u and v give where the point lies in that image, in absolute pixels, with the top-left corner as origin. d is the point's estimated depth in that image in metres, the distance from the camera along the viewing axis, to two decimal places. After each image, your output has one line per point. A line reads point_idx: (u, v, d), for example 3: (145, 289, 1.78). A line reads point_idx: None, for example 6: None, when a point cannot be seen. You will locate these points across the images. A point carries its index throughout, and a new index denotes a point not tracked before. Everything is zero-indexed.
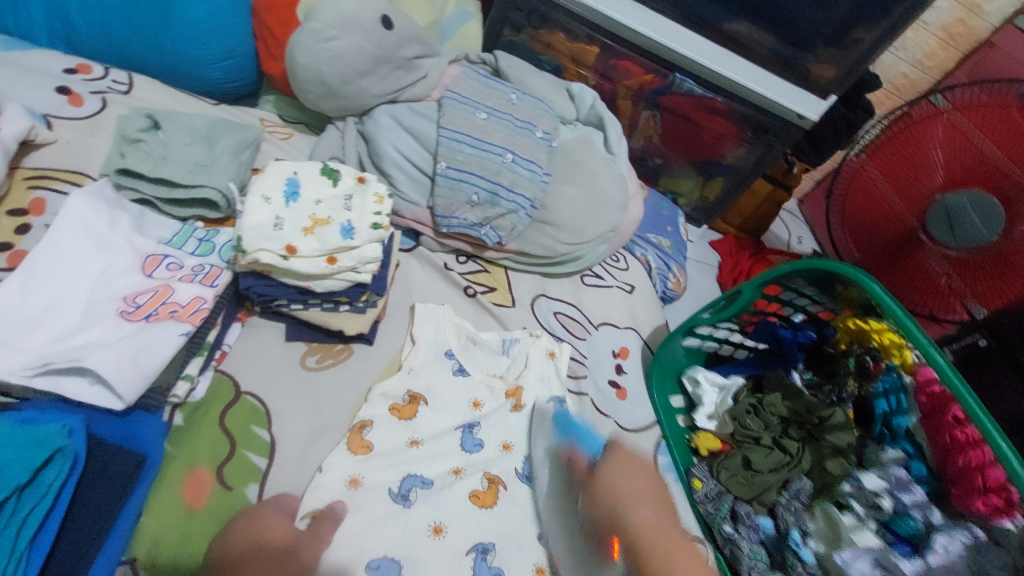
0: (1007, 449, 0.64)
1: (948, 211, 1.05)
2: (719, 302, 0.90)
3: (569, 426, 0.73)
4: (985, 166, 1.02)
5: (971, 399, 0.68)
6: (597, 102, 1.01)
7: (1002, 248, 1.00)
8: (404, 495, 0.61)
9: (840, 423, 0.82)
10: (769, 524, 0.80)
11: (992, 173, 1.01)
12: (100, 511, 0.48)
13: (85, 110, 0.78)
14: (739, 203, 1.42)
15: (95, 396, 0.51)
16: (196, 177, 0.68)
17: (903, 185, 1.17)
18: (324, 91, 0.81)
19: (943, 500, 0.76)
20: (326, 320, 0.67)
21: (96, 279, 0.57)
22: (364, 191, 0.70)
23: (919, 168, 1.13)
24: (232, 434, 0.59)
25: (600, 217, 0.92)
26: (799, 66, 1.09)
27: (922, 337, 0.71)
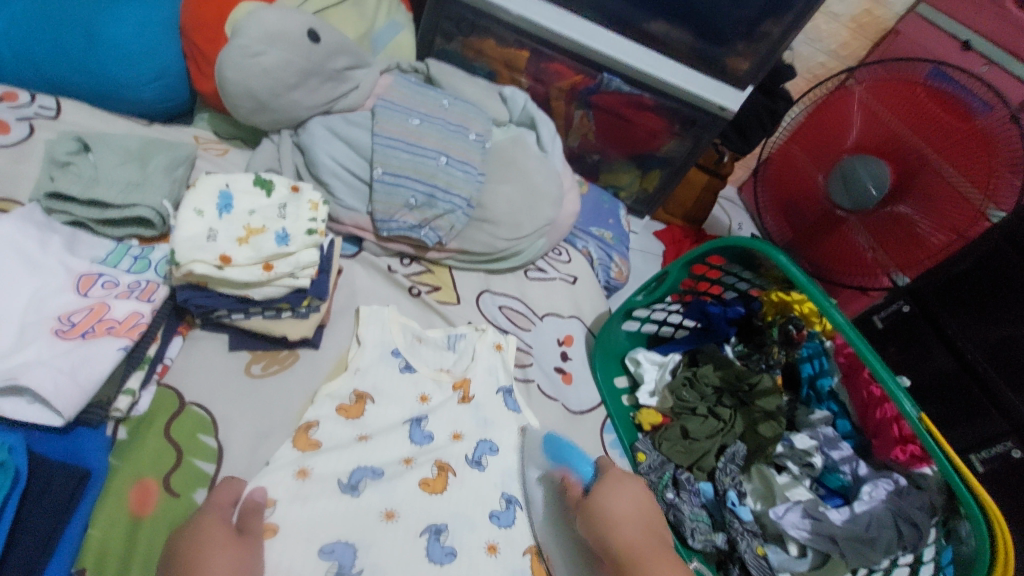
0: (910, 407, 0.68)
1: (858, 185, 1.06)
2: (651, 284, 0.92)
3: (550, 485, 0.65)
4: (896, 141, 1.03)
5: (876, 362, 0.71)
6: (528, 103, 1.05)
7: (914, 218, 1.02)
8: (353, 485, 0.63)
9: (767, 389, 0.88)
10: (709, 488, 0.85)
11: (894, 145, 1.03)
12: (45, 523, 0.49)
13: (12, 138, 0.78)
14: (677, 193, 1.50)
15: (35, 415, 0.52)
16: (129, 196, 0.69)
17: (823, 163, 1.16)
18: (256, 105, 0.83)
19: (867, 452, 0.85)
20: (268, 327, 0.69)
21: (29, 301, 0.58)
22: (298, 199, 0.72)
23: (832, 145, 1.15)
24: (179, 444, 0.60)
25: (536, 212, 0.96)
26: (716, 61, 1.16)
27: (826, 301, 0.76)
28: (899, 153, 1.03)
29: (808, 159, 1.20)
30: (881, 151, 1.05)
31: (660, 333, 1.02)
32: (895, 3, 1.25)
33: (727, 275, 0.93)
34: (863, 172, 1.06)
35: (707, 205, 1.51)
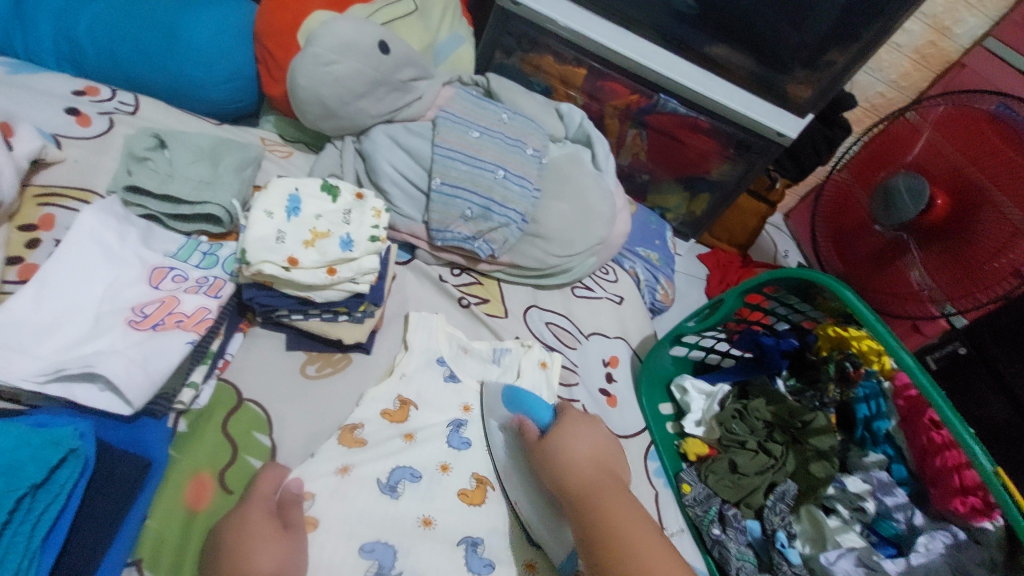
0: (981, 453, 0.64)
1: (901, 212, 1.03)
2: (703, 311, 0.91)
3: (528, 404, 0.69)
4: (957, 176, 1.00)
5: (943, 404, 0.67)
6: (584, 121, 1.05)
7: (972, 252, 0.98)
8: (392, 487, 0.62)
9: (822, 427, 0.85)
10: (757, 526, 0.82)
11: (952, 177, 1.00)
12: (110, 511, 0.49)
13: (93, 130, 0.81)
14: (724, 218, 1.47)
15: (105, 402, 0.53)
16: (201, 194, 0.72)
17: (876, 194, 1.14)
18: (324, 112, 0.85)
19: (924, 500, 0.81)
20: (325, 329, 0.70)
21: (105, 289, 0.59)
22: (362, 206, 0.73)
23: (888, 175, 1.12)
24: (234, 439, 0.61)
25: (588, 230, 0.96)
26: (777, 87, 1.14)
27: (889, 337, 0.73)
28: (958, 186, 0.99)
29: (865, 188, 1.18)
30: (935, 181, 1.02)
31: (707, 360, 1.00)
32: (960, 35, 1.22)
33: (778, 304, 0.92)
34: (903, 192, 1.03)
35: (754, 232, 1.48)
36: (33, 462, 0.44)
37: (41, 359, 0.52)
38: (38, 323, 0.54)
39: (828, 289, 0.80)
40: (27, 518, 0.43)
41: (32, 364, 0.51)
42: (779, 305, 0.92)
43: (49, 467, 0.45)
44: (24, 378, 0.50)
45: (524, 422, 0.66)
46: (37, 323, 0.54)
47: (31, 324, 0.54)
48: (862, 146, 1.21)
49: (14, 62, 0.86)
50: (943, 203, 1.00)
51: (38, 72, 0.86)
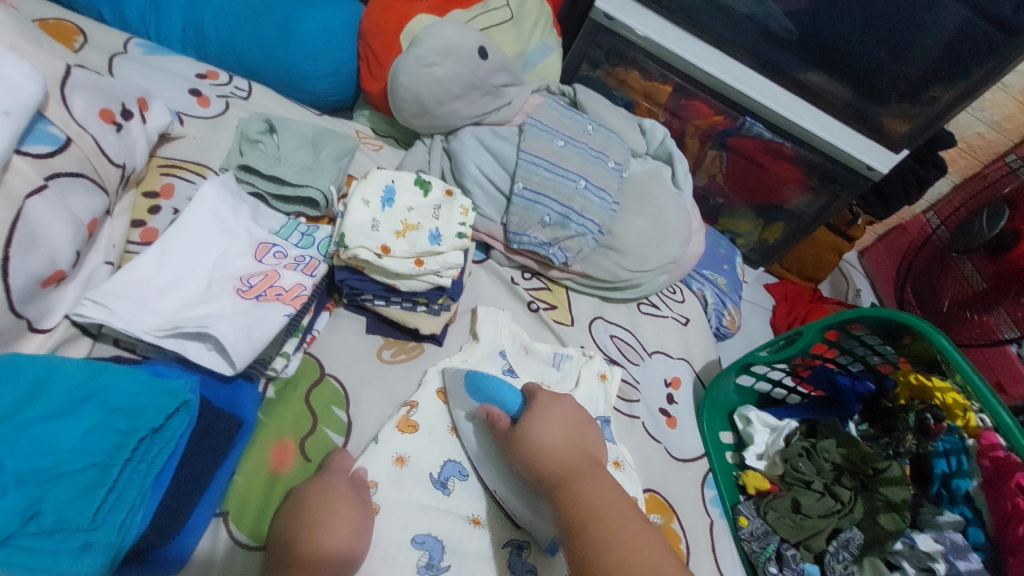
0: None
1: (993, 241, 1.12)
2: (778, 342, 0.90)
3: (486, 388, 0.65)
4: None
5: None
6: (667, 138, 1.05)
7: None
8: (443, 482, 0.64)
9: (895, 477, 0.80)
10: (816, 571, 0.79)
11: None
12: (208, 463, 0.53)
13: (211, 111, 0.87)
14: (798, 249, 1.43)
15: (210, 360, 0.57)
16: (304, 177, 0.76)
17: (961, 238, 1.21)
18: (419, 110, 0.89)
19: (999, 568, 0.74)
20: (404, 317, 0.72)
21: (218, 258, 0.64)
22: (451, 203, 0.76)
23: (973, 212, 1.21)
24: (315, 411, 0.64)
25: (663, 247, 0.96)
26: (872, 118, 1.10)
27: (988, 392, 0.73)
28: None
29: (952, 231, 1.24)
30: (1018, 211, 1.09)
31: (773, 394, 0.98)
32: None
33: (856, 344, 0.90)
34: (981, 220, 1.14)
35: (829, 267, 1.43)
36: (153, 408, 0.48)
37: (160, 315, 0.57)
38: (161, 282, 0.60)
39: (923, 334, 0.78)
40: (143, 458, 0.48)
41: (153, 320, 0.56)
42: (857, 345, 0.90)
43: (165, 415, 0.49)
44: (146, 331, 0.55)
45: (491, 412, 0.62)
46: (160, 282, 0.60)
47: (155, 282, 0.59)
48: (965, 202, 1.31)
49: (148, 44, 0.94)
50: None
51: (167, 54, 0.94)
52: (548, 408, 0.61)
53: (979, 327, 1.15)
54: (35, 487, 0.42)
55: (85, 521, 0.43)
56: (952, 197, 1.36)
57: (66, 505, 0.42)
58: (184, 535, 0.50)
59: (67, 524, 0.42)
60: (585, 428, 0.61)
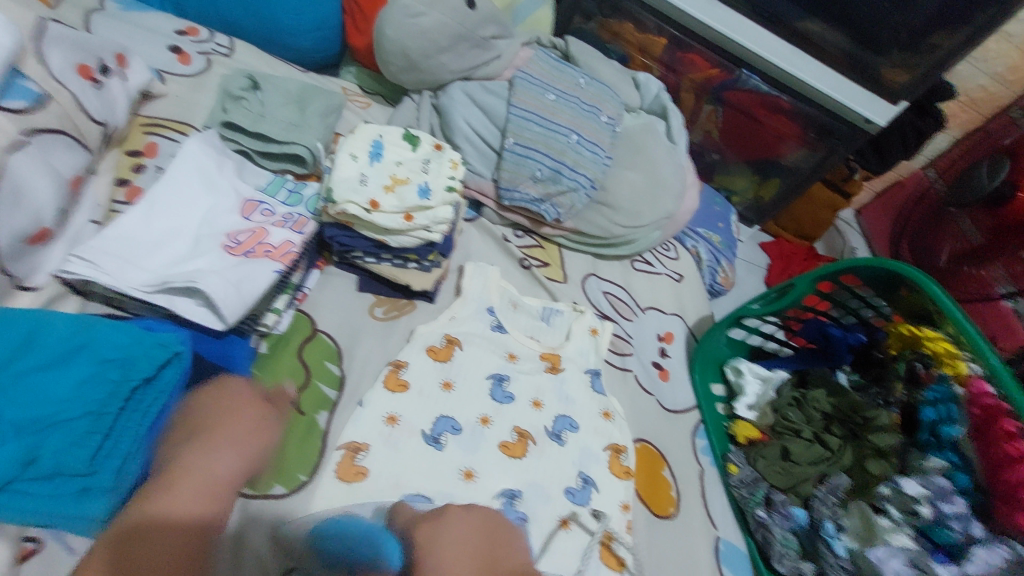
0: None
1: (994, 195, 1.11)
2: (770, 294, 0.90)
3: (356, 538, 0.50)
4: None
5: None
6: (662, 92, 1.03)
7: None
8: (436, 438, 0.66)
9: (884, 425, 0.81)
10: (803, 515, 0.80)
11: None
12: None
13: (192, 69, 0.85)
14: (793, 206, 1.42)
15: (200, 315, 0.57)
16: (289, 134, 0.75)
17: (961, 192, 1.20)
18: (406, 64, 0.87)
19: (988, 515, 0.74)
20: (395, 274, 0.72)
21: (204, 214, 0.64)
22: (440, 157, 0.75)
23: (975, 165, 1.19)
24: (308, 365, 0.65)
25: (656, 202, 0.95)
26: (871, 69, 1.07)
27: (982, 341, 0.73)
28: None
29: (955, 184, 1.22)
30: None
31: (765, 347, 0.99)
32: None
33: (849, 296, 0.91)
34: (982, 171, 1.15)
35: (824, 225, 1.42)
36: (145, 359, 0.49)
37: (148, 272, 0.57)
38: (147, 238, 0.59)
39: (916, 283, 0.78)
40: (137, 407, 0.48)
41: (141, 276, 0.56)
42: (850, 298, 0.91)
43: (157, 365, 0.49)
44: (134, 287, 0.55)
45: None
46: (147, 238, 0.59)
47: (142, 239, 0.59)
48: (960, 159, 1.30)
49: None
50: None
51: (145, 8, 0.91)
52: (445, 526, 0.46)
53: (976, 282, 1.16)
54: (30, 437, 0.43)
55: (83, 466, 0.44)
56: (948, 155, 1.34)
57: (63, 452, 0.44)
58: None
59: (65, 468, 0.43)
60: (499, 540, 0.47)
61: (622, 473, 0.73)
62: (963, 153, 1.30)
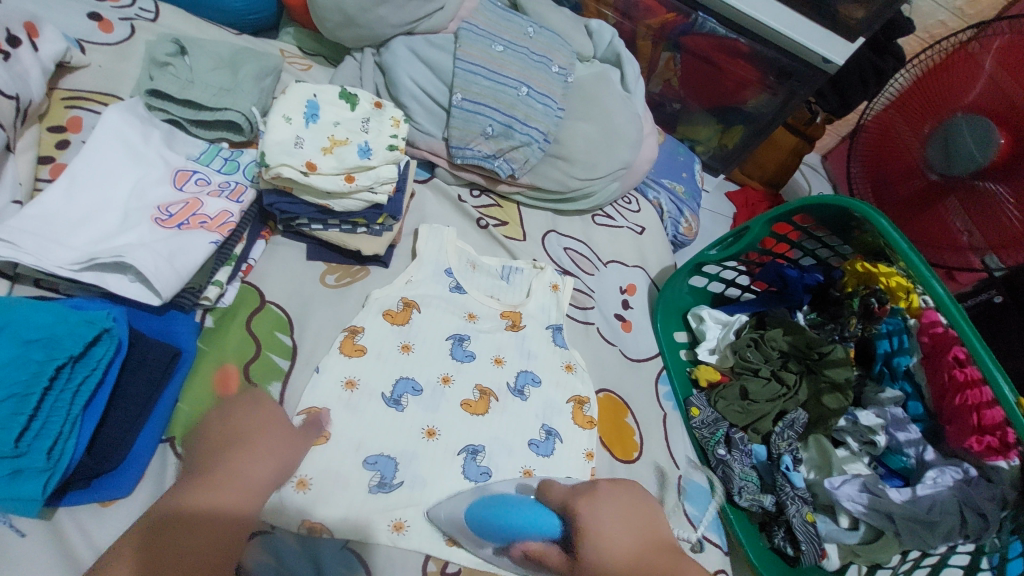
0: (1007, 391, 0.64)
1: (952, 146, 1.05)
2: (727, 239, 0.91)
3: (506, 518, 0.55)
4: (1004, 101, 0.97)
5: (980, 346, 0.68)
6: (615, 39, 1.00)
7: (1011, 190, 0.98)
8: (397, 400, 0.66)
9: (839, 358, 0.84)
10: (763, 451, 0.84)
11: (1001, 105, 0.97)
12: (143, 390, 0.52)
13: (114, 36, 0.79)
14: (758, 153, 1.42)
15: (135, 292, 0.55)
16: (221, 100, 0.71)
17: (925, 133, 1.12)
18: (342, 20, 0.83)
19: (937, 437, 0.80)
20: (344, 240, 0.71)
21: (132, 187, 0.61)
22: (381, 115, 0.72)
23: (937, 117, 1.10)
24: (258, 337, 0.64)
25: (613, 153, 0.93)
26: (827, 6, 1.04)
27: (927, 272, 0.73)
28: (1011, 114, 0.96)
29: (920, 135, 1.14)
30: (999, 119, 0.97)
31: (726, 293, 1.00)
32: None
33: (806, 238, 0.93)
34: (966, 134, 1.02)
35: (788, 171, 1.42)
36: (71, 337, 0.47)
37: (73, 249, 0.54)
38: (72, 216, 0.57)
39: (863, 217, 0.79)
40: (67, 385, 0.47)
41: (67, 254, 0.54)
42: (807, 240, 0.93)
43: (85, 342, 0.47)
44: (60, 266, 0.53)
45: (529, 551, 0.51)
46: (72, 216, 0.57)
47: (67, 217, 0.57)
48: (935, 85, 1.11)
49: None
50: (1004, 144, 0.96)
51: None
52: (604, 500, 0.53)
53: (938, 225, 1.13)
54: None
55: (10, 449, 0.42)
56: (920, 76, 1.15)
57: None
58: (129, 462, 0.51)
59: None
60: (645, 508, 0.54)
61: (586, 423, 0.74)
62: (943, 76, 1.10)
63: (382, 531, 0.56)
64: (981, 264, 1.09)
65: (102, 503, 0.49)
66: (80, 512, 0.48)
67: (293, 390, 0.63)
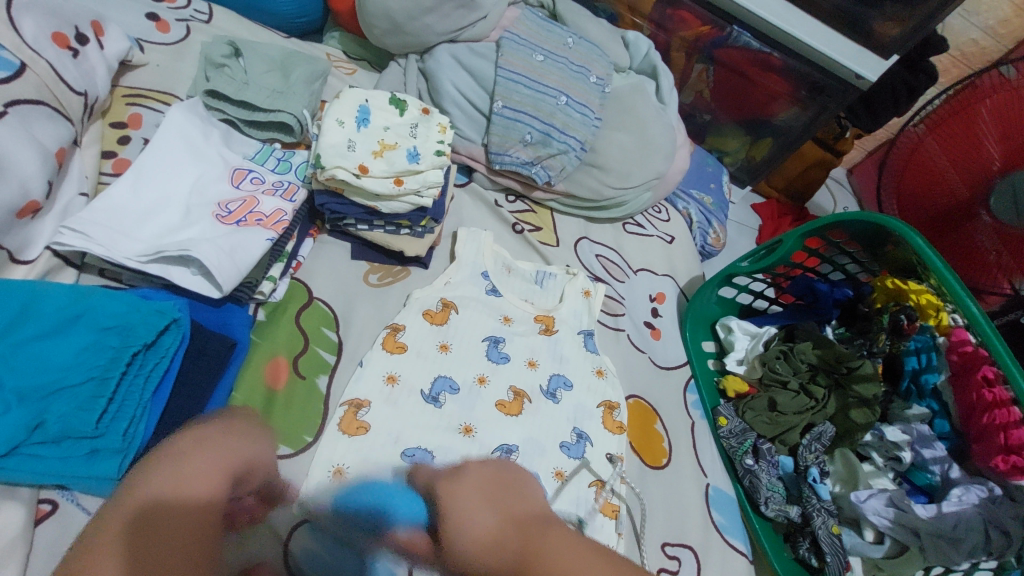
0: None
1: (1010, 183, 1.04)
2: (759, 252, 0.92)
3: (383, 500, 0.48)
4: None
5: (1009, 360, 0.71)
6: (651, 51, 1.01)
7: None
8: (435, 397, 0.68)
9: (868, 374, 0.84)
10: (789, 462, 0.84)
11: None
12: (205, 380, 0.54)
13: (171, 36, 0.82)
14: (784, 166, 1.42)
15: (197, 284, 0.58)
16: (275, 102, 0.74)
17: (958, 157, 1.14)
18: (391, 27, 0.85)
19: (963, 456, 0.81)
20: (388, 241, 0.73)
21: (193, 184, 0.64)
22: (428, 121, 0.74)
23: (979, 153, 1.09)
24: (306, 332, 0.66)
25: (646, 163, 0.94)
26: (861, 23, 1.05)
27: (961, 290, 0.75)
28: None
29: (961, 168, 1.13)
30: None
31: (753, 305, 1.02)
32: None
33: (836, 253, 0.93)
34: None
35: (815, 185, 1.43)
36: (143, 325, 0.50)
37: (140, 243, 0.57)
38: (138, 210, 0.60)
39: (898, 235, 0.79)
40: (140, 371, 0.50)
41: (134, 246, 0.56)
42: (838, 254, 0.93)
43: (156, 331, 0.50)
44: (128, 257, 0.56)
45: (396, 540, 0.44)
46: (138, 210, 0.60)
47: (134, 210, 0.59)
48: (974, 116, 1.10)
49: None
50: None
51: None
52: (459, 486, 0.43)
53: (967, 245, 1.14)
54: (37, 402, 0.44)
55: (91, 429, 0.45)
56: (959, 100, 1.12)
57: (69, 415, 0.45)
58: None
59: (75, 431, 0.45)
60: (519, 487, 0.45)
61: (615, 428, 0.75)
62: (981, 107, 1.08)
63: None
64: (1011, 288, 1.08)
65: None
66: None
67: (338, 383, 0.65)
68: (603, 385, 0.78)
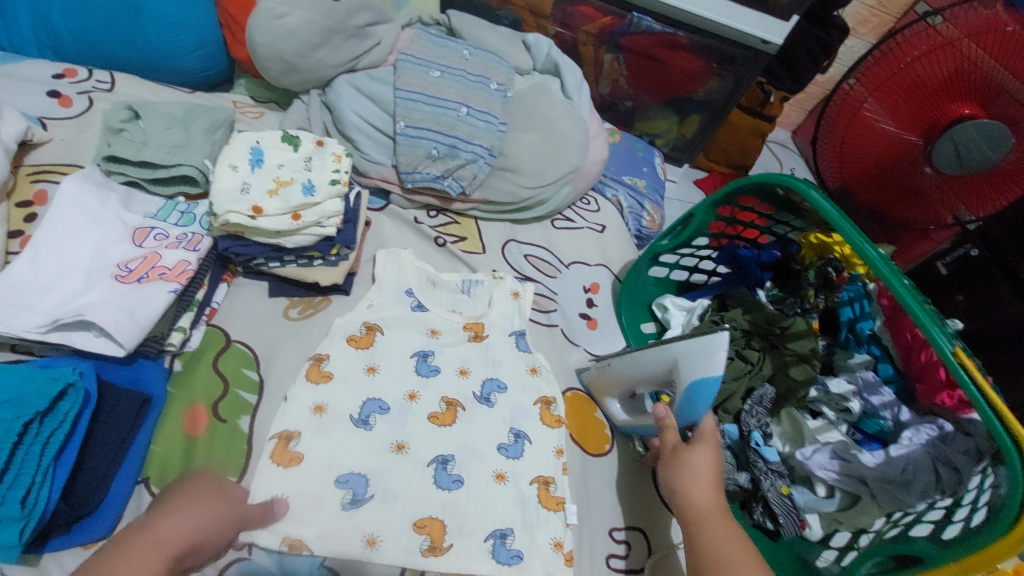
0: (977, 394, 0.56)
1: (954, 142, 0.92)
2: (675, 227, 0.92)
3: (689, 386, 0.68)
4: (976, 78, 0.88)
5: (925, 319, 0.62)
6: (552, 50, 1.04)
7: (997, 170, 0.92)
8: (365, 419, 0.69)
9: (800, 331, 0.86)
10: (734, 430, 0.84)
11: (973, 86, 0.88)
12: (118, 437, 0.57)
13: (74, 110, 0.85)
14: (719, 138, 1.44)
15: (100, 345, 0.59)
16: (174, 157, 0.75)
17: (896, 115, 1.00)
18: (284, 67, 0.87)
19: (912, 397, 0.84)
20: (302, 274, 0.74)
21: (94, 249, 0.65)
22: (322, 153, 0.76)
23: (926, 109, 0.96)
24: (225, 376, 0.67)
25: (559, 159, 0.96)
26: None
27: (856, 234, 0.70)
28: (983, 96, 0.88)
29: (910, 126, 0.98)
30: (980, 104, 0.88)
31: (691, 279, 1.02)
32: None
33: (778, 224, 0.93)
34: (980, 141, 0.89)
35: (753, 153, 1.44)
36: (36, 394, 0.50)
37: (39, 314, 0.58)
38: (38, 282, 0.61)
39: (796, 190, 0.78)
40: (36, 439, 0.50)
41: (33, 318, 0.58)
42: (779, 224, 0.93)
43: (49, 398, 0.51)
44: (27, 330, 0.57)
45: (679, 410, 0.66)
46: (38, 282, 0.61)
47: (33, 283, 0.61)
48: (931, 69, 0.93)
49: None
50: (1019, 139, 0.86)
51: (18, 60, 0.89)
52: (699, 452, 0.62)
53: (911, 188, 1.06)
54: None
55: None
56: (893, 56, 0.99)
57: None
58: (105, 505, 0.54)
59: None
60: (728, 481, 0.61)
61: (553, 422, 0.76)
62: (937, 61, 0.92)
63: (355, 546, 0.60)
64: (956, 221, 1.03)
65: (84, 545, 0.53)
66: (64, 555, 0.52)
67: (262, 421, 0.65)
68: (537, 382, 0.79)
